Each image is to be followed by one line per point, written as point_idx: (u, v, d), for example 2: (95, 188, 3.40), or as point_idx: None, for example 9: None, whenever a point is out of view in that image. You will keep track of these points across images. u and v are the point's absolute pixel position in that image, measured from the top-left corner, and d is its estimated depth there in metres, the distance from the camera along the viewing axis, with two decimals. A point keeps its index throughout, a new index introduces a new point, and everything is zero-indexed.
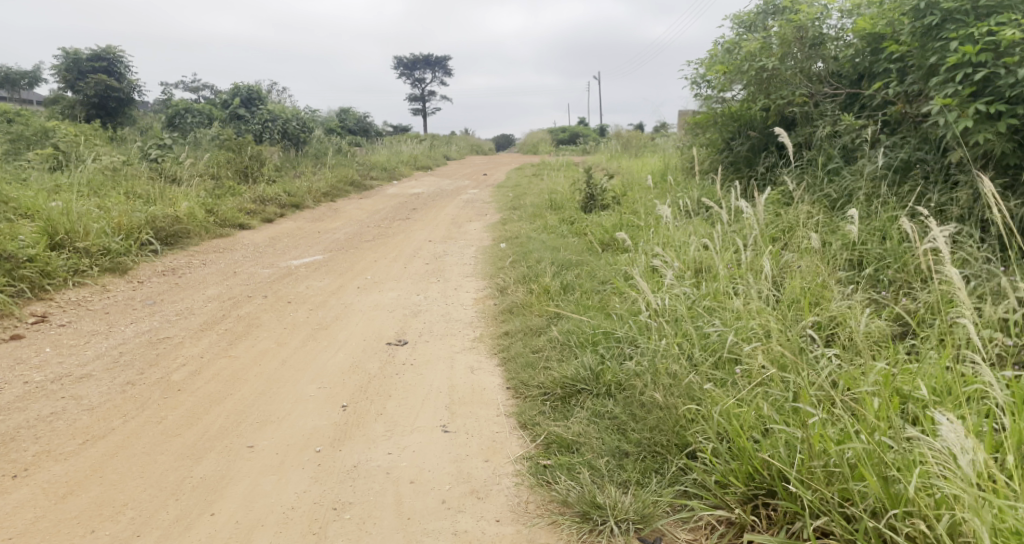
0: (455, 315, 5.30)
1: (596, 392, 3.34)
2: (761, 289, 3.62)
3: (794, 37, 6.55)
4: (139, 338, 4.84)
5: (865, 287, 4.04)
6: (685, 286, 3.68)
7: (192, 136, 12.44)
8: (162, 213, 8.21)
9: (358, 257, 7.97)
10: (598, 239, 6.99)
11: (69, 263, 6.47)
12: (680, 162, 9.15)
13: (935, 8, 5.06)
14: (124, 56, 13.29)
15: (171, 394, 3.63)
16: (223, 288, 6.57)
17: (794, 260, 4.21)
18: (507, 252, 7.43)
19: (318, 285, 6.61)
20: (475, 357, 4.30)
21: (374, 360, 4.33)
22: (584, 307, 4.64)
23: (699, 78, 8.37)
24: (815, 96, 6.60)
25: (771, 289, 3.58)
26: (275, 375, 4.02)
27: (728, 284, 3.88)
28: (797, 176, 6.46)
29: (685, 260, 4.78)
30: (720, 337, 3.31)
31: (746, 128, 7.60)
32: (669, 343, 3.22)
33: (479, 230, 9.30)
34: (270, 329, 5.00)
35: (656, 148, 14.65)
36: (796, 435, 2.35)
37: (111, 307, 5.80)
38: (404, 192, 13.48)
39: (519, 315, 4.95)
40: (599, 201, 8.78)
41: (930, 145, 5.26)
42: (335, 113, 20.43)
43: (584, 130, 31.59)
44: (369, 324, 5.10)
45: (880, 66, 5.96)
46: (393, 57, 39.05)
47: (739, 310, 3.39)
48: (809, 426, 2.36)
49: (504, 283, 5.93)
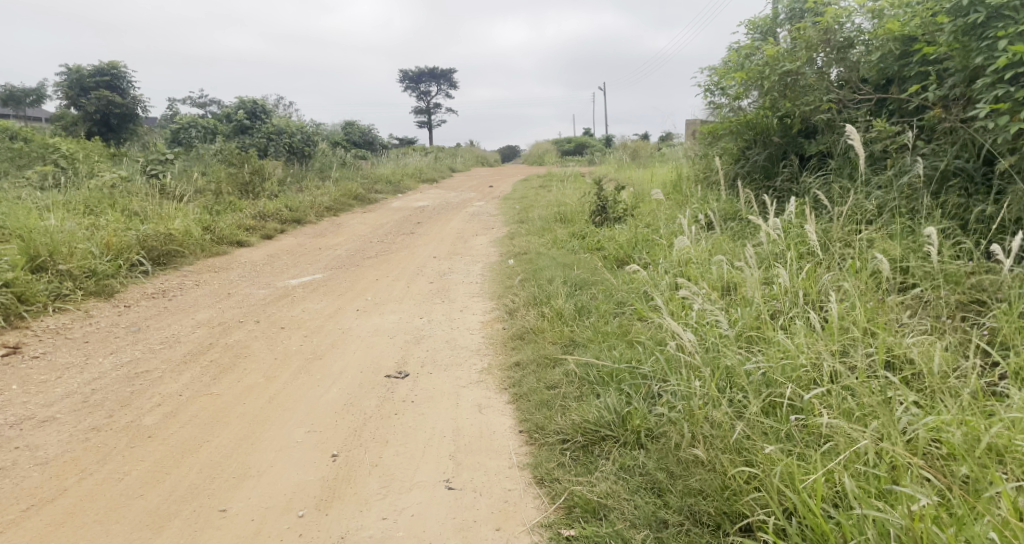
0: (461, 341, 4.86)
1: (623, 440, 2.90)
2: (814, 322, 3.16)
3: (820, 40, 6.10)
4: (116, 372, 4.42)
5: (912, 312, 3.61)
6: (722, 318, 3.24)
7: (193, 153, 12.13)
8: (154, 231, 7.82)
9: (358, 275, 7.57)
10: (611, 256, 6.56)
11: (50, 287, 6.09)
12: (692, 172, 8.73)
13: (979, 5, 4.63)
14: (129, 71, 13.03)
15: (140, 442, 3.23)
16: (214, 312, 6.15)
17: (836, 281, 3.77)
18: (516, 269, 7.01)
19: (315, 308, 6.20)
20: (483, 393, 3.86)
21: (371, 396, 3.90)
22: (602, 335, 4.21)
23: (712, 87, 7.97)
24: (844, 100, 6.12)
25: (822, 319, 3.12)
26: (260, 417, 3.60)
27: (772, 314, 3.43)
28: (823, 187, 6.02)
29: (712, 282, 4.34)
30: (764, 376, 2.88)
31: (762, 137, 7.19)
32: (709, 385, 2.79)
33: (485, 245, 8.89)
34: (259, 360, 4.56)
35: (665, 158, 14.22)
36: (894, 520, 1.99)
37: (92, 335, 5.39)
38: (409, 205, 13.10)
39: (532, 341, 4.52)
40: (612, 213, 8.33)
41: (971, 152, 4.83)
42: (339, 126, 20.13)
43: (591, 140, 31.25)
44: (367, 354, 4.66)
45: (912, 69, 5.52)
46: (400, 71, 39.00)
47: (786, 345, 2.95)
48: (906, 507, 2.01)
49: (513, 305, 5.50)
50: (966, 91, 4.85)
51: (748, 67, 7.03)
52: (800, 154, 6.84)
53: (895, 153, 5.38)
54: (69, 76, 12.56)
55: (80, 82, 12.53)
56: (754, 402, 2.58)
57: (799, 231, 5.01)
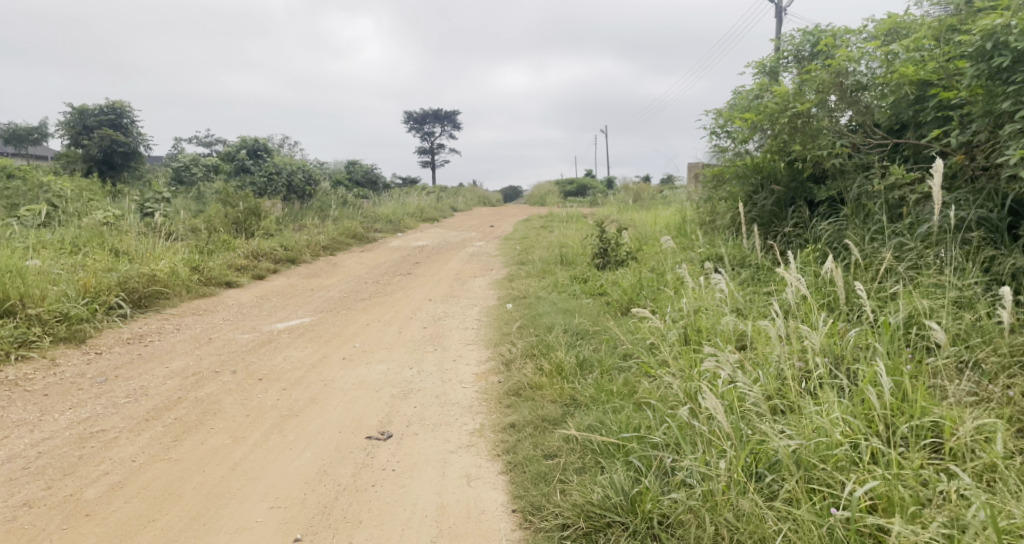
0: (452, 396, 4.42)
1: (634, 529, 2.55)
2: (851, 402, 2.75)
3: (833, 82, 5.73)
4: (69, 432, 4.01)
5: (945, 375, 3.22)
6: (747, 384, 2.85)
7: (192, 193, 11.90)
8: (138, 272, 7.45)
9: (349, 320, 7.17)
10: (615, 303, 6.18)
11: (17, 334, 5.72)
12: (697, 216, 8.41)
13: (1003, 49, 4.29)
14: (133, 110, 12.85)
15: (74, 523, 2.95)
16: (190, 360, 5.73)
17: (868, 342, 3.38)
18: (514, 315, 6.63)
19: (298, 356, 5.78)
20: (474, 461, 3.43)
21: (349, 462, 3.48)
22: (607, 395, 3.80)
23: (718, 129, 7.71)
24: (859, 145, 5.74)
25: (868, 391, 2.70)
26: (221, 486, 3.23)
27: (803, 388, 3.04)
28: (836, 234, 5.63)
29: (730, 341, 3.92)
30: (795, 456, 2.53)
31: (769, 182, 6.84)
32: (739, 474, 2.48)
33: (483, 288, 8.52)
34: (229, 417, 4.14)
35: (666, 202, 13.93)
36: None
37: (53, 388, 4.96)
38: (407, 245, 12.76)
39: (529, 399, 4.10)
40: (614, 256, 7.95)
41: (994, 202, 4.49)
42: (342, 165, 19.98)
43: (593, 181, 31.14)
44: (348, 411, 4.22)
45: (928, 115, 5.19)
46: (405, 113, 39.33)
47: (821, 419, 2.58)
48: None
49: (510, 356, 5.09)
50: (990, 139, 4.48)
51: (754, 110, 6.76)
52: (809, 200, 6.50)
53: (913, 202, 4.99)
54: (72, 114, 12.34)
55: (83, 120, 12.33)
56: (803, 506, 2.31)
57: (818, 281, 4.61)
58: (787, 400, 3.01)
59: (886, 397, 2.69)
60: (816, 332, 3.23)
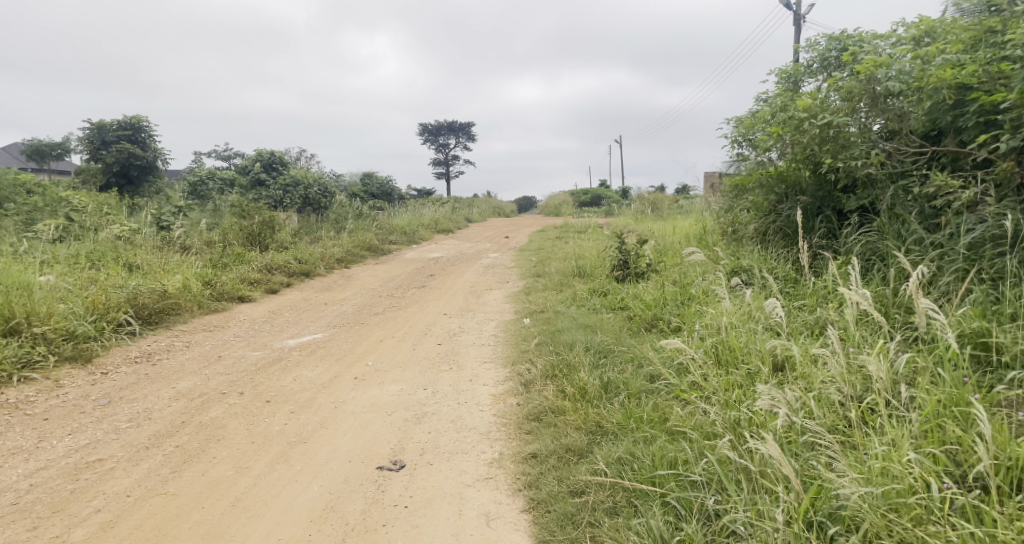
0: (468, 421, 4.15)
1: None
2: (918, 445, 2.60)
3: (864, 90, 5.26)
4: (65, 461, 3.80)
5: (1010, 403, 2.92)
6: (805, 424, 2.74)
7: (208, 207, 11.75)
8: (148, 288, 7.24)
9: (362, 336, 6.93)
10: (638, 319, 5.87)
11: (20, 353, 5.53)
12: (718, 226, 8.10)
13: None
14: (151, 124, 12.77)
15: None
16: (197, 380, 5.50)
17: (928, 368, 3.12)
18: (532, 331, 6.36)
19: (308, 376, 5.53)
20: (493, 496, 3.21)
21: (359, 495, 3.30)
22: (636, 423, 3.52)
23: (740, 138, 7.42)
24: (893, 152, 5.32)
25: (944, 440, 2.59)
26: (218, 526, 3.10)
27: (868, 424, 2.84)
28: (868, 246, 5.30)
29: (767, 373, 3.61)
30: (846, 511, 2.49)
31: (796, 191, 6.51)
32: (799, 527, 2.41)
33: (499, 301, 8.25)
34: (232, 443, 3.91)
35: (684, 211, 13.65)
36: None
37: (54, 411, 4.74)
38: (421, 257, 12.54)
39: (551, 426, 3.82)
40: (634, 268, 7.65)
41: None
42: (357, 177, 19.83)
43: (607, 192, 30.83)
44: (360, 436, 3.97)
45: (968, 120, 4.81)
46: (419, 125, 39.32)
47: (889, 468, 2.50)
48: None
49: (529, 376, 4.81)
50: None
51: (778, 120, 6.45)
52: (837, 209, 6.16)
53: (953, 211, 4.62)
54: (91, 129, 12.27)
55: (101, 135, 12.25)
56: None
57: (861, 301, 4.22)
58: (846, 433, 2.85)
59: (967, 438, 2.54)
60: (885, 360, 2.96)
